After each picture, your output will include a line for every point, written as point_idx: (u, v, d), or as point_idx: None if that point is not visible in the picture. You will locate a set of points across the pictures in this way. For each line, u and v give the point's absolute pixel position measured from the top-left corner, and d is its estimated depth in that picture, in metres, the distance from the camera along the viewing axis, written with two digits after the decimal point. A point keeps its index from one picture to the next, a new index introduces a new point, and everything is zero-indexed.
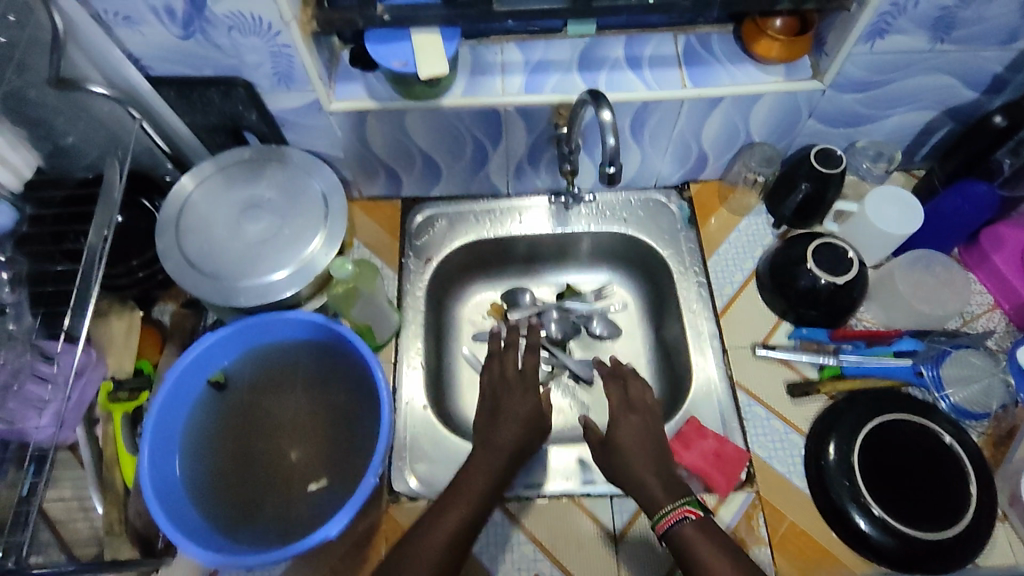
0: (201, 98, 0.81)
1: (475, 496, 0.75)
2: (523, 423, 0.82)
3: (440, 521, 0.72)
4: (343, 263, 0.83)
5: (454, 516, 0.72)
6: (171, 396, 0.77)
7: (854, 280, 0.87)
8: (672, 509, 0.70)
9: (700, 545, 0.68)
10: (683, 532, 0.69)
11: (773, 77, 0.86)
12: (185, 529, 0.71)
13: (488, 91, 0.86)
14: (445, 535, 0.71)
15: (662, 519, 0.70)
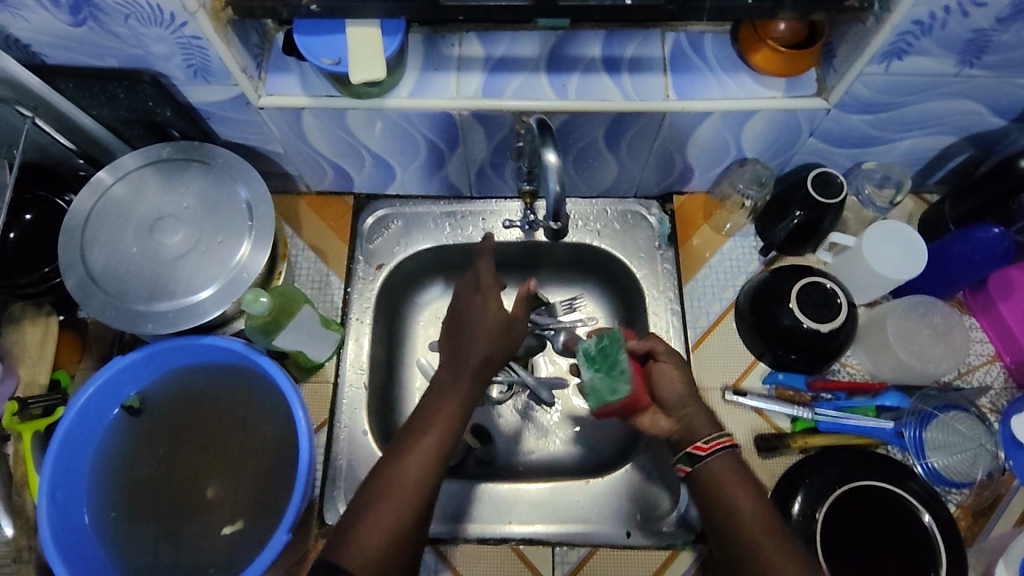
0: (107, 93, 0.71)
1: (444, 429, 0.67)
2: (492, 336, 0.73)
3: (400, 468, 0.64)
4: (257, 297, 0.69)
5: (418, 459, 0.64)
6: (77, 427, 0.71)
7: (840, 326, 0.78)
8: (720, 436, 0.66)
9: (732, 483, 0.64)
10: (721, 461, 0.65)
11: (770, 91, 0.74)
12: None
13: (440, 92, 0.75)
14: (410, 483, 0.63)
15: (706, 442, 0.66)
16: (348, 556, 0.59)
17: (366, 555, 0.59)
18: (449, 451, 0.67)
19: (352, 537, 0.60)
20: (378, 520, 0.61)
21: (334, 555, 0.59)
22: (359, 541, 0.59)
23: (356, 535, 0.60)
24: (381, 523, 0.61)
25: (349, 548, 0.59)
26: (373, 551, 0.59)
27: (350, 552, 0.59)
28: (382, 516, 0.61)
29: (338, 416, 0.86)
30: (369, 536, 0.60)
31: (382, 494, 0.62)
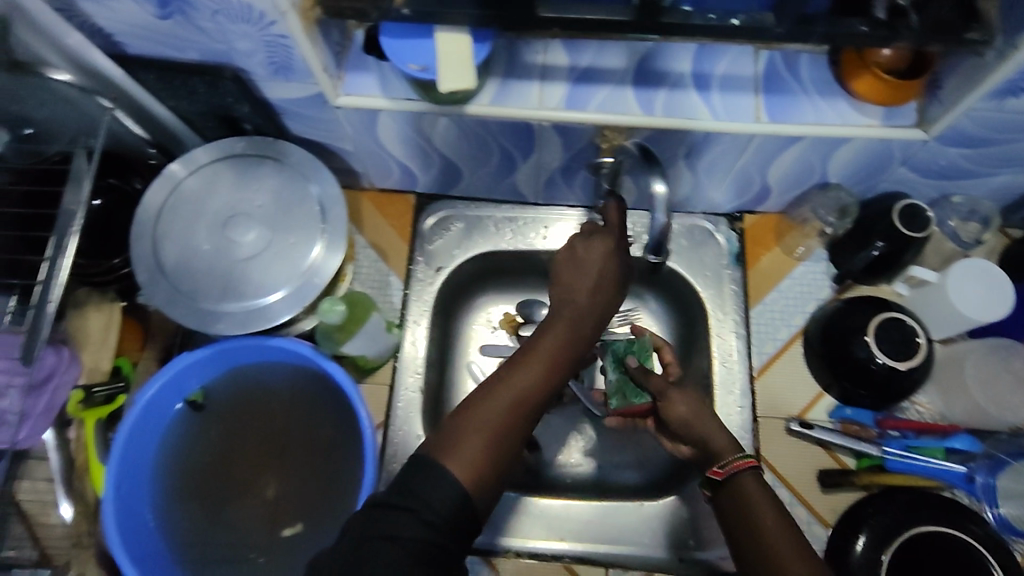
0: (186, 86, 0.69)
1: (546, 363, 0.60)
2: (601, 273, 0.65)
3: (507, 380, 0.58)
4: (332, 308, 0.71)
5: (523, 381, 0.58)
6: (142, 422, 0.71)
7: (918, 365, 0.76)
8: (739, 459, 0.62)
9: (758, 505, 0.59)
10: (744, 484, 0.61)
11: (867, 118, 0.71)
12: (153, 569, 0.67)
13: (523, 99, 0.73)
14: (503, 408, 0.56)
15: (722, 466, 0.62)
16: (454, 462, 0.52)
17: (472, 461, 0.53)
18: (559, 378, 0.60)
19: (458, 440, 0.54)
20: (485, 429, 0.55)
21: (440, 455, 0.53)
22: (466, 445, 0.53)
23: (461, 443, 0.54)
24: (481, 436, 0.54)
25: (457, 453, 0.53)
26: (483, 454, 0.53)
27: (458, 456, 0.53)
28: (483, 428, 0.55)
29: (394, 419, 0.86)
30: (478, 433, 0.54)
31: (487, 404, 0.56)
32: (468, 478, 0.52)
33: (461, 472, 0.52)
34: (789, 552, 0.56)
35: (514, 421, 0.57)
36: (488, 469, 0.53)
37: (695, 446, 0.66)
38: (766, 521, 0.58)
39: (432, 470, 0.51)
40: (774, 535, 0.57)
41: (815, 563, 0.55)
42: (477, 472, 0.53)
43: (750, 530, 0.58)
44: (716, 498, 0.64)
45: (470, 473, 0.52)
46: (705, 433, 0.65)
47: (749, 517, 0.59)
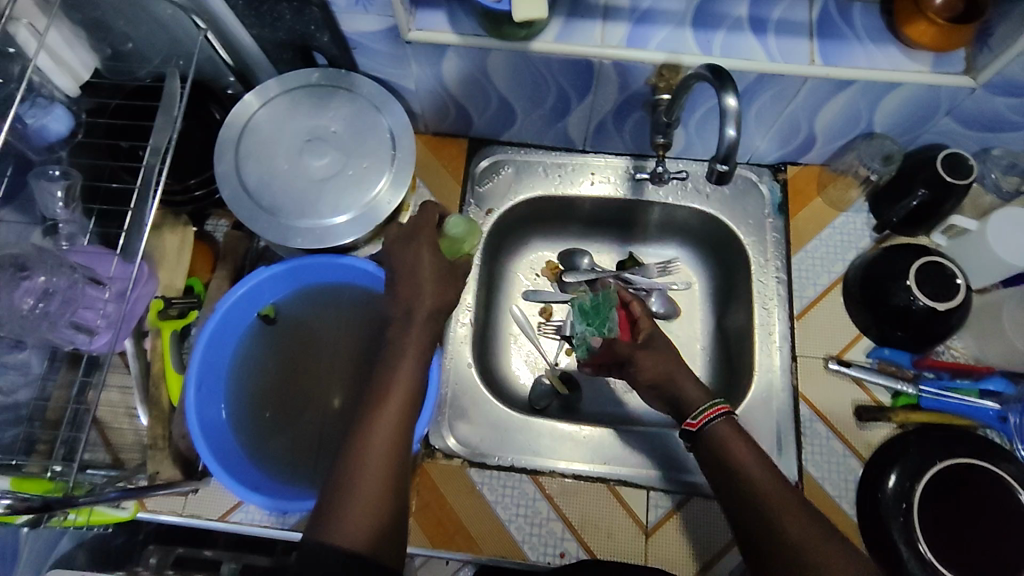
0: (272, 14, 0.73)
1: (402, 383, 0.65)
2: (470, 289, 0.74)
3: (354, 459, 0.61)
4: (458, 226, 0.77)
5: (395, 391, 0.64)
6: (220, 329, 0.76)
7: (956, 308, 0.78)
8: (710, 408, 0.71)
9: (736, 451, 0.68)
10: (718, 430, 0.70)
11: (918, 65, 0.74)
12: (228, 462, 0.71)
13: (585, 39, 0.77)
14: (370, 473, 0.60)
15: (696, 417, 0.71)
16: (336, 529, 0.57)
17: (358, 536, 0.57)
18: (418, 383, 0.66)
19: (340, 509, 0.58)
20: (367, 488, 0.59)
21: (326, 529, 0.58)
22: (350, 516, 0.58)
23: (342, 508, 0.58)
24: (358, 505, 0.58)
25: (342, 523, 0.58)
26: (366, 515, 0.58)
27: (342, 526, 0.58)
28: (370, 482, 0.60)
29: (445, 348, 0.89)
30: (355, 496, 0.59)
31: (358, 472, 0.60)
32: (358, 542, 0.57)
33: (348, 541, 0.57)
34: (761, 479, 0.65)
35: (393, 447, 0.62)
36: (377, 520, 0.58)
37: (665, 399, 0.77)
38: (741, 456, 0.67)
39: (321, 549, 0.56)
40: (749, 467, 0.66)
41: (783, 485, 0.64)
42: (368, 537, 0.57)
43: (728, 466, 0.67)
44: (694, 448, 0.72)
45: (356, 539, 0.57)
46: (678, 386, 0.76)
47: (726, 455, 0.68)
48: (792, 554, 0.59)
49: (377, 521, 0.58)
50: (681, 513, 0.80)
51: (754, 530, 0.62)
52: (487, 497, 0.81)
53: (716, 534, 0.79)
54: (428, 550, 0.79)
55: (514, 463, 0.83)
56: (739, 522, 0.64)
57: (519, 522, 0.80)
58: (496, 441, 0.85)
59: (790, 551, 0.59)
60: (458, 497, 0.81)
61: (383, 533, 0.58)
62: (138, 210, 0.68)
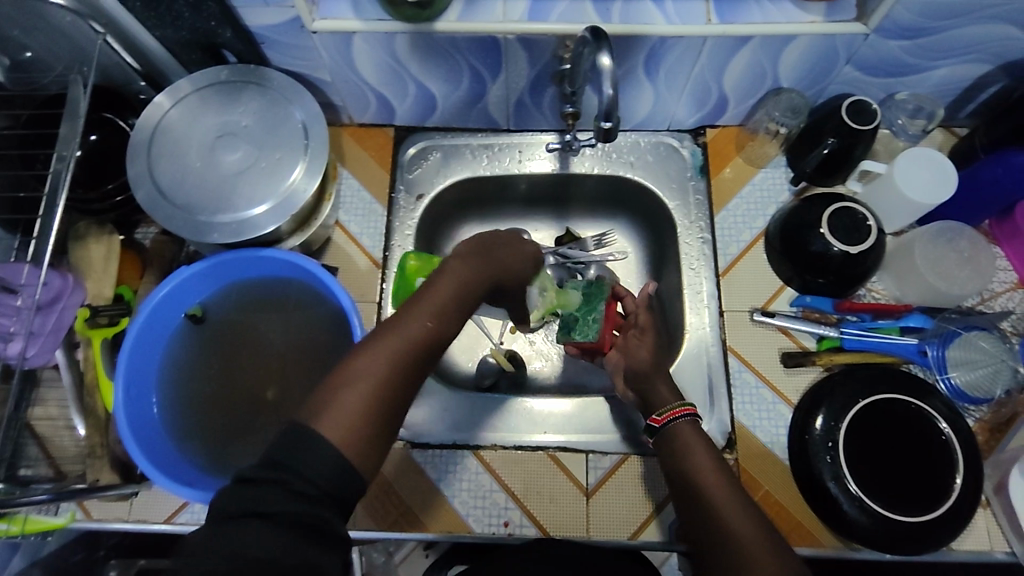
0: (171, 12, 0.73)
1: (433, 308, 0.58)
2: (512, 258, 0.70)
3: (368, 353, 0.54)
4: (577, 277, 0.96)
5: (424, 313, 0.57)
6: (146, 331, 0.76)
7: (869, 250, 0.81)
8: (674, 408, 0.70)
9: (693, 449, 0.66)
10: (678, 430, 0.68)
11: (811, 16, 0.77)
12: (159, 458, 0.72)
13: (487, 16, 0.78)
14: (380, 369, 0.53)
15: (660, 415, 0.70)
16: (326, 422, 0.50)
17: (347, 433, 0.50)
18: (453, 316, 0.59)
19: (336, 405, 0.51)
20: (364, 396, 0.51)
21: (315, 421, 0.50)
22: (344, 408, 0.50)
23: (337, 399, 0.51)
24: (355, 402, 0.51)
25: (331, 418, 0.50)
26: (359, 417, 0.51)
27: (332, 419, 0.50)
28: (372, 381, 0.52)
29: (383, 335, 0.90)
30: (354, 396, 0.51)
31: (363, 371, 0.52)
32: (344, 442, 0.49)
33: (334, 435, 0.49)
34: (717, 486, 0.61)
35: (404, 360, 0.54)
36: (366, 428, 0.51)
37: (638, 391, 0.76)
38: (694, 449, 0.66)
39: (304, 437, 0.48)
40: (701, 466, 0.63)
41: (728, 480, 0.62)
42: (353, 438, 0.50)
43: (680, 465, 0.65)
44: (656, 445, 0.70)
45: (345, 436, 0.49)
46: (651, 385, 0.74)
47: (680, 457, 0.66)
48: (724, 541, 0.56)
49: (369, 427, 0.51)
50: (621, 473, 0.82)
51: (697, 523, 0.60)
52: (430, 476, 0.82)
53: (655, 489, 0.81)
54: (375, 531, 0.79)
55: (456, 440, 0.85)
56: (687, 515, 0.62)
57: (462, 497, 0.81)
58: (438, 420, 0.86)
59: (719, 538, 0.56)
60: (403, 478, 0.82)
61: (369, 445, 0.50)
62: (46, 219, 0.67)
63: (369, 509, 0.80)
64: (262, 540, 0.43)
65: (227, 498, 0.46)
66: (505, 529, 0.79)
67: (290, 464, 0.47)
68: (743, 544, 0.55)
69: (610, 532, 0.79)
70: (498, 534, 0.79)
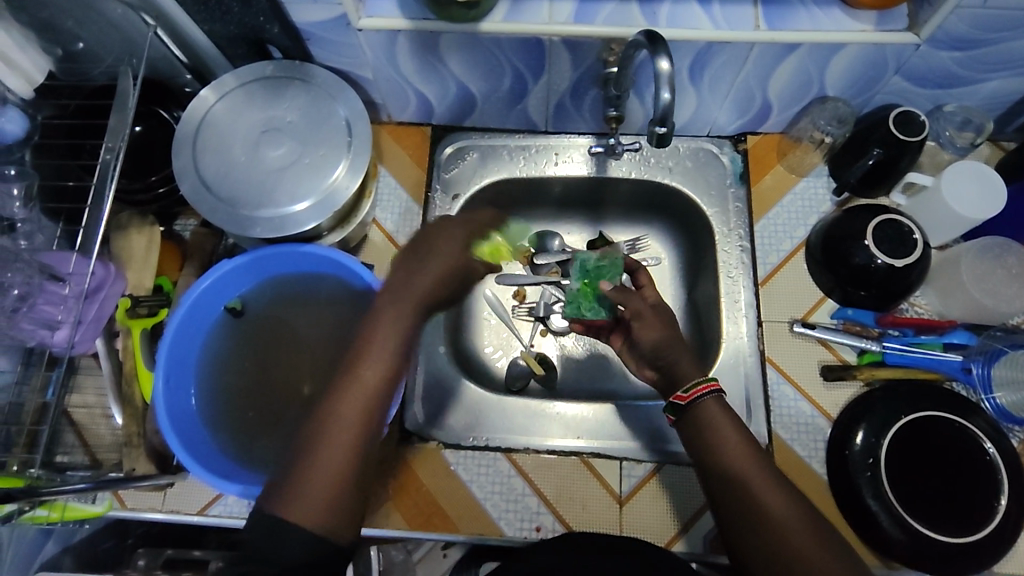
0: (221, 6, 0.73)
1: (376, 369, 0.61)
2: (451, 260, 0.67)
3: (323, 435, 0.59)
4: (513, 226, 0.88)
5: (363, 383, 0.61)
6: (186, 323, 0.77)
7: (915, 263, 0.79)
8: (701, 383, 0.67)
9: (721, 428, 0.65)
10: (704, 407, 0.67)
11: (862, 24, 0.76)
12: (194, 449, 0.72)
13: (533, 17, 0.77)
14: (339, 444, 0.59)
15: (686, 391, 0.67)
16: (292, 509, 0.57)
17: (313, 510, 0.56)
18: (397, 368, 0.63)
19: (300, 490, 0.57)
20: (321, 469, 0.58)
21: (281, 510, 0.57)
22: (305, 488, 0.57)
23: (301, 482, 0.57)
24: (318, 485, 0.57)
25: (296, 501, 0.57)
26: (323, 496, 0.57)
27: (297, 506, 0.56)
28: (327, 453, 0.58)
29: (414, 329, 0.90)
30: (313, 478, 0.58)
31: (326, 458, 0.58)
32: (314, 521, 0.56)
33: (298, 517, 0.56)
34: (752, 472, 0.62)
35: (356, 429, 0.60)
36: (334, 500, 0.57)
37: (661, 369, 0.75)
38: (723, 429, 0.65)
39: (271, 529, 0.56)
40: (733, 449, 0.64)
41: (765, 467, 0.63)
42: (325, 512, 0.57)
43: (708, 446, 0.65)
44: (674, 418, 0.69)
45: (308, 513, 0.56)
46: (675, 358, 0.73)
47: (706, 436, 0.65)
48: (774, 540, 0.58)
49: (336, 496, 0.57)
50: (655, 480, 0.81)
51: (730, 513, 0.62)
52: (462, 477, 0.82)
53: (690, 499, 0.80)
54: (405, 530, 0.79)
55: (489, 442, 0.84)
56: (719, 501, 0.63)
57: (494, 500, 0.81)
58: (470, 422, 0.86)
59: (770, 534, 0.59)
60: (434, 478, 0.82)
61: (339, 512, 0.58)
62: (93, 209, 0.67)
63: (402, 509, 0.80)
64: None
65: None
66: (537, 534, 0.79)
67: (263, 559, 0.54)
68: (793, 538, 0.58)
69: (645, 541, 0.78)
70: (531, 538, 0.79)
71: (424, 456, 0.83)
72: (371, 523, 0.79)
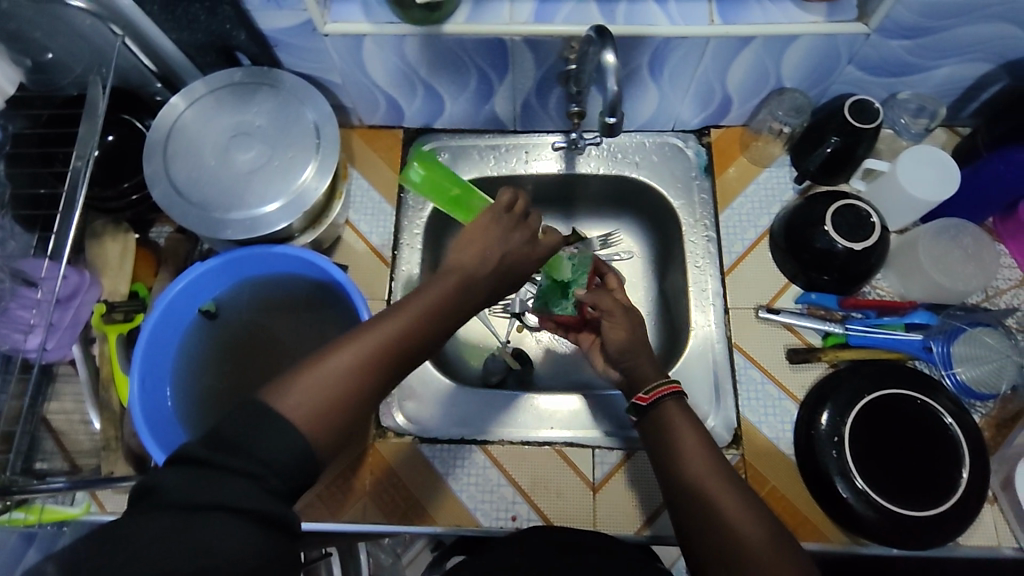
0: (187, 15, 0.75)
1: (419, 315, 0.58)
2: (515, 247, 0.66)
3: (339, 351, 0.55)
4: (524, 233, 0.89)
5: (400, 323, 0.57)
6: (162, 324, 0.78)
7: (873, 246, 0.81)
8: (664, 385, 0.69)
9: (681, 431, 0.66)
10: (665, 409, 0.68)
11: (812, 17, 0.78)
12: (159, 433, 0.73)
13: (494, 18, 0.79)
14: (350, 362, 0.54)
15: (647, 392, 0.69)
16: (289, 403, 0.51)
17: (306, 413, 0.51)
18: (436, 328, 0.60)
19: (308, 392, 0.52)
20: (328, 381, 0.53)
21: (275, 401, 0.51)
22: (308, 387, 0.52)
23: (303, 383, 0.52)
24: (322, 394, 0.52)
25: (294, 396, 0.51)
26: (322, 405, 0.52)
27: (294, 404, 0.51)
28: (339, 368, 0.54)
29: None
30: (319, 386, 0.53)
31: (334, 372, 0.53)
32: (307, 426, 0.50)
33: (291, 412, 0.50)
34: (708, 474, 0.62)
35: (376, 363, 0.55)
36: (329, 417, 0.52)
37: (623, 370, 0.76)
38: (687, 444, 0.65)
39: (262, 413, 0.49)
40: (689, 451, 0.64)
41: (732, 481, 0.62)
42: (318, 424, 0.51)
43: (668, 450, 0.66)
44: (640, 421, 0.70)
45: (302, 415, 0.51)
46: (636, 361, 0.75)
47: (669, 438, 0.66)
48: (726, 541, 0.58)
49: (334, 416, 0.52)
50: (628, 467, 0.82)
51: (689, 515, 0.61)
52: (438, 469, 0.83)
53: None
54: (382, 524, 0.80)
55: (464, 435, 0.85)
56: (681, 506, 0.62)
57: (470, 491, 0.82)
58: (447, 416, 0.87)
59: (732, 550, 0.57)
60: (412, 472, 0.83)
61: (330, 431, 0.52)
62: (64, 218, 0.69)
63: (378, 503, 0.81)
64: (226, 533, 0.43)
65: (173, 486, 0.45)
66: (513, 523, 0.80)
67: (241, 445, 0.47)
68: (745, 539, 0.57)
69: (618, 526, 0.80)
70: (506, 527, 0.80)
71: (400, 451, 0.84)
72: (349, 517, 0.80)
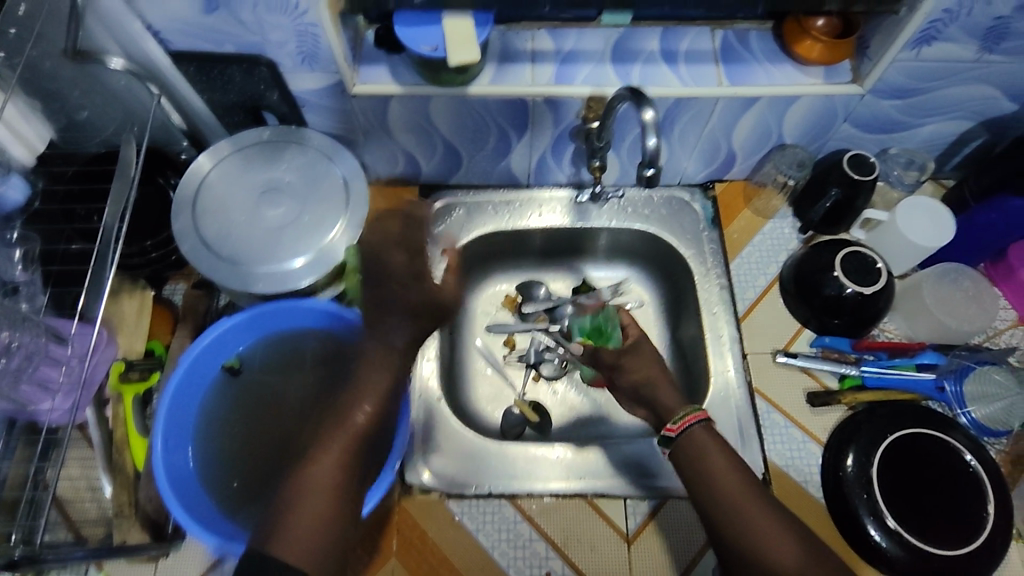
0: (223, 75, 0.78)
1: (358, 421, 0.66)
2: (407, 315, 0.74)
3: (312, 471, 0.62)
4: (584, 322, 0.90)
5: (341, 441, 0.64)
6: (185, 382, 0.76)
7: (881, 291, 0.85)
8: (689, 413, 0.70)
9: (718, 458, 0.66)
10: (696, 436, 0.69)
11: (811, 78, 0.84)
12: (194, 510, 0.70)
13: (517, 79, 0.83)
14: (326, 479, 0.62)
15: (676, 423, 0.70)
16: (283, 541, 0.58)
17: (302, 546, 0.58)
18: (372, 430, 0.67)
19: (290, 531, 0.58)
20: (312, 505, 0.60)
21: (272, 544, 0.58)
22: (297, 523, 0.59)
23: (293, 517, 0.60)
24: (308, 521, 0.59)
25: (285, 534, 0.58)
26: (313, 530, 0.59)
27: (286, 538, 0.58)
28: (316, 491, 0.61)
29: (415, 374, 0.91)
30: (303, 513, 0.60)
31: (311, 493, 0.61)
32: (299, 553, 0.57)
33: (288, 549, 0.57)
34: (753, 510, 0.62)
35: (345, 469, 0.63)
36: (317, 537, 0.59)
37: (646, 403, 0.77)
38: (730, 487, 0.64)
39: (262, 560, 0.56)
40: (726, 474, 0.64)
41: (782, 521, 0.61)
42: (314, 546, 0.58)
43: (706, 483, 0.65)
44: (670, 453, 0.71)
45: (297, 547, 0.58)
46: (656, 391, 0.76)
47: (704, 467, 0.66)
48: None
49: (323, 533, 0.59)
50: (658, 517, 0.81)
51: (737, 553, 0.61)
52: (467, 527, 0.81)
53: (695, 532, 0.81)
54: None
55: (492, 489, 0.84)
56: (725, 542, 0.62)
57: (502, 547, 0.80)
58: (473, 471, 0.85)
59: None
60: (439, 530, 0.80)
61: (323, 545, 0.59)
62: (97, 271, 0.68)
63: (407, 566, 0.78)
64: None
65: None
66: None
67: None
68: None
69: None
70: None
71: (426, 509, 0.82)
72: None
